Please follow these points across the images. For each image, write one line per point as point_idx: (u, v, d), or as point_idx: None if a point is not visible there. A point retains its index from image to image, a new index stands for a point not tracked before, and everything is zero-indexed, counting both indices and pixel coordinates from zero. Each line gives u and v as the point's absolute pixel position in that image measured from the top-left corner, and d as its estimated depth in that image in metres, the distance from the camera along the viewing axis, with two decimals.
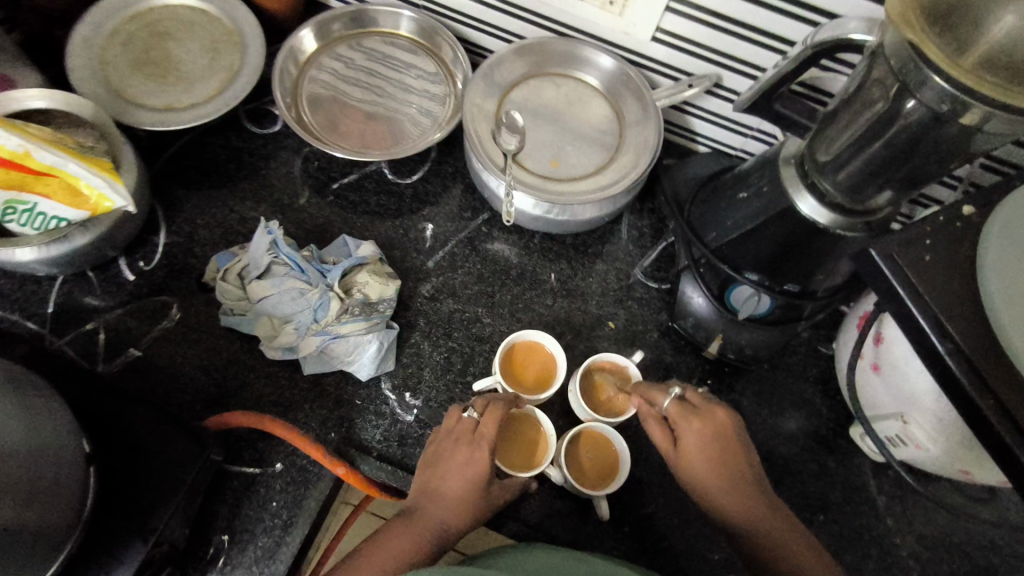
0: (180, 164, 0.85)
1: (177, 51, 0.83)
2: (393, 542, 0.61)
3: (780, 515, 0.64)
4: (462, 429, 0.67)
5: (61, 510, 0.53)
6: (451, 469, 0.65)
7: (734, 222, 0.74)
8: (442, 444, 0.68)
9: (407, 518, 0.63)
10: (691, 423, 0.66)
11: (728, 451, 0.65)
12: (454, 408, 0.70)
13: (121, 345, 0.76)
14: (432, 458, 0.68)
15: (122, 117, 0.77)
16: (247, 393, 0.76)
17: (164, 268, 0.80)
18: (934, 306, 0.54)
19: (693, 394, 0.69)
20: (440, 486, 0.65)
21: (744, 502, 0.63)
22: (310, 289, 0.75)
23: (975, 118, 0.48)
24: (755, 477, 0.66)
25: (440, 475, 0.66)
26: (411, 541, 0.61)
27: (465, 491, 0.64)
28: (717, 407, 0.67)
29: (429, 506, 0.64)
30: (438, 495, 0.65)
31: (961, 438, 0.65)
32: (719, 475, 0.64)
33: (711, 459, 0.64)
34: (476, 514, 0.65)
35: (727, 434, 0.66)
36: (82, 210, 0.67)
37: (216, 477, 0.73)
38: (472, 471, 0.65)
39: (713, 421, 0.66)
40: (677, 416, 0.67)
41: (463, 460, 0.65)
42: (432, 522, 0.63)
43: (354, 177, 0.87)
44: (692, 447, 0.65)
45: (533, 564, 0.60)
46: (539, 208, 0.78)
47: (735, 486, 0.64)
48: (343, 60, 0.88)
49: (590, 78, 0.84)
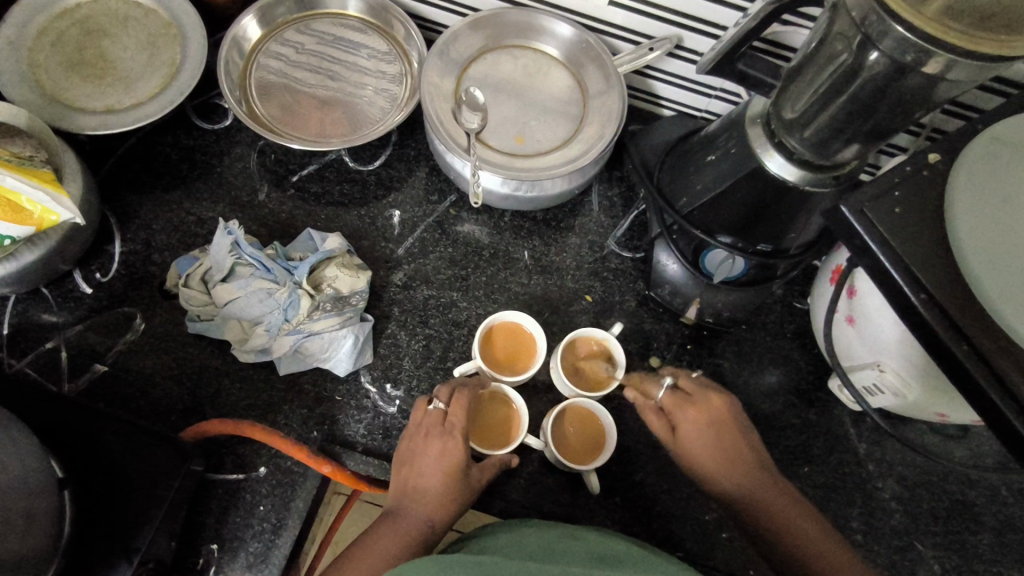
0: (129, 168, 0.82)
1: (113, 48, 0.78)
2: (381, 544, 0.59)
3: (774, 482, 0.64)
4: (431, 420, 0.66)
5: (36, 541, 0.51)
6: (427, 463, 0.64)
7: (704, 186, 0.73)
8: (413, 440, 0.66)
9: (390, 518, 0.62)
10: (687, 412, 0.66)
11: (724, 435, 0.66)
12: (419, 401, 0.69)
13: (86, 362, 0.74)
14: (407, 457, 0.66)
15: (60, 123, 0.73)
16: (222, 399, 0.74)
17: (123, 278, 0.77)
18: (906, 257, 0.54)
19: (686, 380, 0.69)
20: (419, 483, 0.63)
21: (741, 479, 0.64)
22: (278, 288, 0.73)
23: (939, 67, 0.47)
24: (757, 456, 0.66)
25: (418, 471, 0.64)
26: (398, 542, 0.60)
27: (445, 482, 0.63)
28: (710, 392, 0.68)
29: (410, 505, 0.63)
30: (418, 492, 0.63)
31: (939, 385, 0.66)
32: (718, 460, 0.64)
33: (710, 446, 0.65)
34: (458, 504, 0.64)
35: (722, 418, 0.66)
36: (27, 226, 0.63)
37: (199, 487, 0.71)
38: (448, 461, 0.63)
39: (709, 410, 0.67)
40: (672, 406, 0.68)
41: (437, 453, 0.64)
42: (416, 521, 0.61)
43: (314, 168, 0.84)
44: (690, 436, 0.66)
45: (527, 547, 0.59)
46: (507, 186, 0.76)
47: (741, 471, 0.64)
48: (291, 45, 0.84)
49: (549, 48, 0.82)
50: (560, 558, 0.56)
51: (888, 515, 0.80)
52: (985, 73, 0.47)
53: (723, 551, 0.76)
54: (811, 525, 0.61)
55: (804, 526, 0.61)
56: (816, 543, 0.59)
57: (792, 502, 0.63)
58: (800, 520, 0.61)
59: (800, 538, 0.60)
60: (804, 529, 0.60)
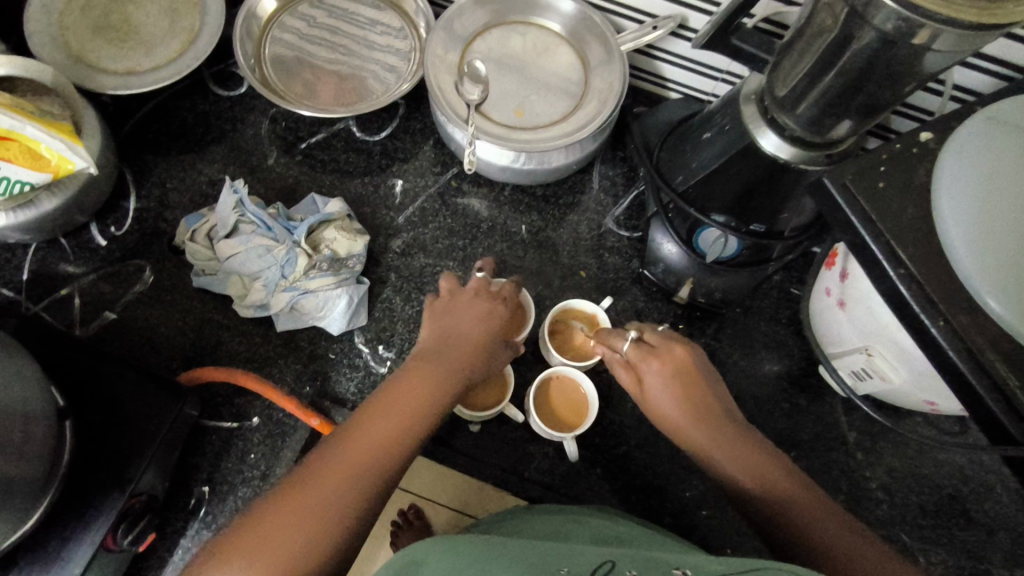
0: (147, 129, 0.86)
1: (137, 15, 0.82)
2: (407, 394, 0.54)
3: (756, 446, 0.59)
4: (482, 285, 0.65)
5: (33, 462, 0.54)
6: (470, 317, 0.63)
7: (698, 164, 0.73)
8: (450, 305, 0.64)
9: (417, 367, 0.57)
10: (651, 363, 0.63)
11: (692, 390, 0.62)
12: (448, 277, 0.67)
13: (97, 309, 0.78)
14: (435, 316, 0.63)
15: (83, 83, 0.77)
16: (222, 351, 0.78)
17: (136, 233, 0.81)
18: (886, 231, 0.53)
19: (652, 333, 0.66)
20: (455, 337, 0.60)
21: (708, 430, 0.59)
22: (277, 246, 0.76)
23: (925, 38, 0.46)
24: (734, 420, 0.61)
25: (454, 328, 0.61)
26: (427, 394, 0.55)
27: (480, 339, 0.61)
28: (674, 343, 0.64)
29: (444, 355, 0.59)
30: (461, 337, 0.61)
31: (922, 370, 0.66)
32: (687, 410, 0.61)
33: (676, 397, 0.61)
34: (489, 364, 0.62)
35: (689, 371, 0.63)
36: (45, 173, 0.67)
37: (194, 432, 0.75)
38: (490, 322, 0.63)
39: (674, 360, 0.63)
40: (636, 357, 0.64)
41: (485, 310, 0.64)
42: (457, 367, 0.58)
43: (322, 137, 0.87)
44: (657, 387, 0.62)
45: (537, 530, 0.61)
46: (505, 157, 0.77)
47: (721, 436, 0.59)
48: (305, 18, 0.87)
49: (553, 25, 0.83)
50: (569, 538, 0.58)
51: (874, 504, 0.79)
52: (972, 44, 0.46)
53: (700, 528, 0.77)
54: (805, 493, 0.54)
55: (791, 488, 0.55)
56: (817, 514, 0.52)
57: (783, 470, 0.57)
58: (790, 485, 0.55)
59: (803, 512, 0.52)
60: (801, 498, 0.54)
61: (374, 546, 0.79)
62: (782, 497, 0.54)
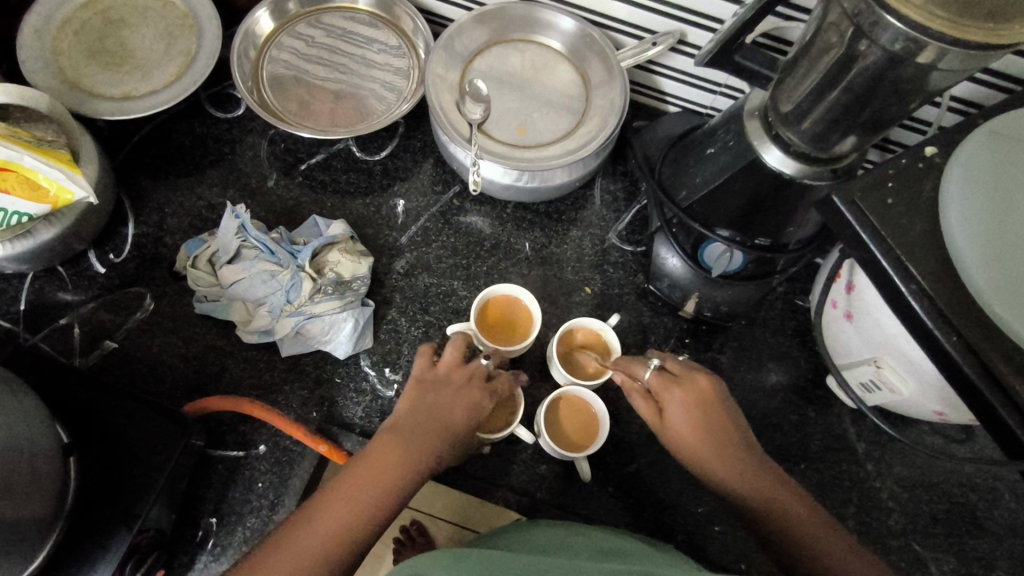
0: (145, 153, 0.85)
1: (132, 38, 0.81)
2: (368, 484, 0.54)
3: (768, 472, 0.59)
4: (475, 372, 0.66)
5: (37, 503, 0.53)
6: (456, 399, 0.64)
7: (703, 179, 0.72)
8: (442, 381, 0.65)
9: (389, 448, 0.57)
10: (673, 392, 0.63)
11: (711, 417, 0.62)
12: (458, 339, 0.68)
13: (97, 338, 0.77)
14: (427, 389, 0.64)
15: (80, 108, 0.76)
16: (226, 378, 0.77)
17: (135, 259, 0.80)
18: (897, 246, 0.52)
19: (673, 361, 0.66)
20: (437, 417, 0.61)
21: (722, 456, 0.59)
22: (281, 270, 0.75)
23: (932, 56, 0.46)
24: (750, 452, 0.61)
25: (438, 404, 0.62)
26: (386, 487, 0.54)
27: (455, 421, 0.62)
28: (698, 373, 0.64)
29: (419, 435, 0.59)
30: (436, 423, 0.61)
31: (934, 380, 0.65)
32: (705, 438, 0.60)
33: (694, 424, 0.61)
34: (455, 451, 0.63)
35: (711, 401, 0.63)
36: (42, 204, 0.66)
37: (201, 463, 0.74)
38: (472, 405, 0.64)
39: (696, 389, 0.63)
40: (658, 386, 0.64)
41: (468, 401, 0.64)
42: (426, 458, 0.58)
43: (322, 157, 0.87)
44: (676, 415, 0.62)
45: (536, 540, 0.60)
46: (509, 176, 0.77)
47: (736, 466, 0.58)
48: (303, 38, 0.86)
49: (554, 42, 0.83)
50: (566, 548, 0.56)
51: (885, 515, 0.79)
52: (978, 62, 0.46)
53: (712, 545, 0.77)
54: (815, 522, 0.54)
55: (792, 503, 0.56)
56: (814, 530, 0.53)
57: (794, 495, 0.57)
58: (790, 500, 0.56)
59: (796, 521, 0.54)
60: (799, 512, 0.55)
61: (374, 564, 0.79)
62: (795, 519, 0.54)
